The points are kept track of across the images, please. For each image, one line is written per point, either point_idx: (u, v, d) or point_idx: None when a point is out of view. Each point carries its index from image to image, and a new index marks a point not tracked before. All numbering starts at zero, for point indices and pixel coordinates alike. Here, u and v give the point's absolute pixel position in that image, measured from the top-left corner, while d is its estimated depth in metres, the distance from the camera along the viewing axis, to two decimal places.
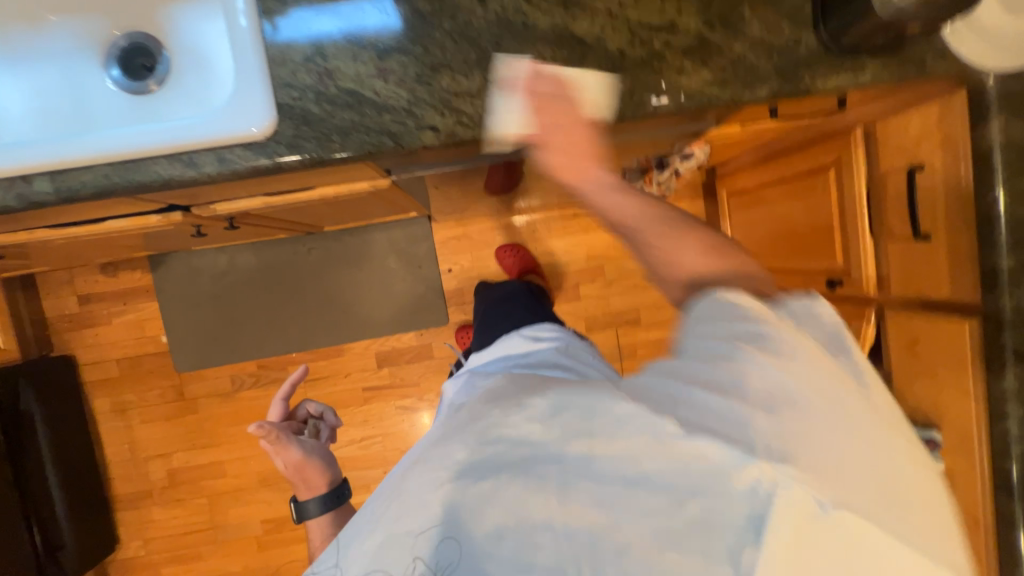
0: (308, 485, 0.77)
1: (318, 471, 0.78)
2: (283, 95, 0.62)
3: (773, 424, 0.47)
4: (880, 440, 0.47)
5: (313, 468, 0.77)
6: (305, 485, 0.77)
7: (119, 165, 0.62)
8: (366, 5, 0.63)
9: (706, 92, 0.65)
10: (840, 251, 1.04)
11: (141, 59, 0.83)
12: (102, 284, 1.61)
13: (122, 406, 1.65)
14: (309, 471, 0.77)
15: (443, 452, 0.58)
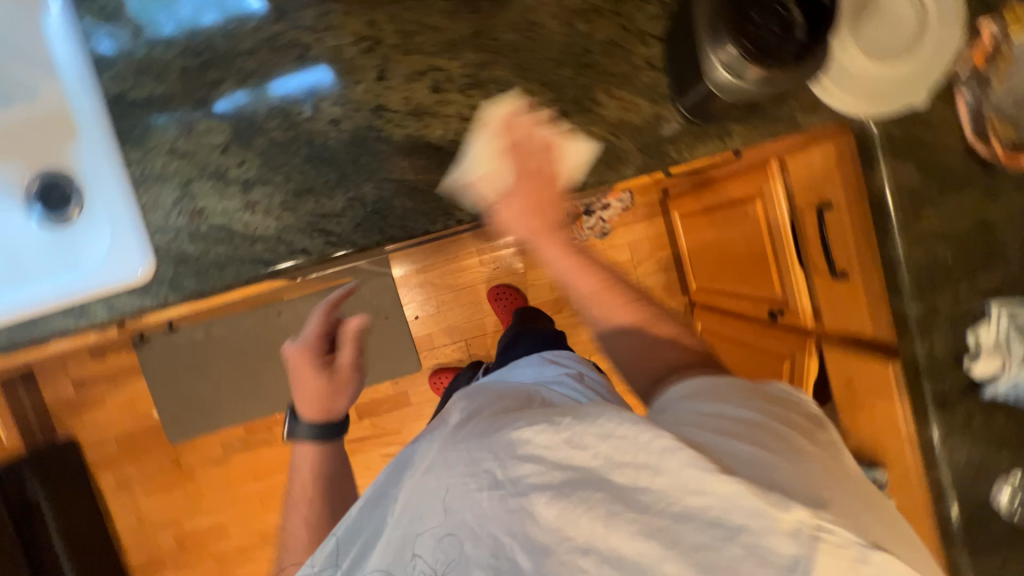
0: (313, 410, 0.73)
1: (329, 398, 0.74)
2: (159, 238, 0.65)
3: (787, 472, 0.46)
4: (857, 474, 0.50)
5: (327, 395, 0.74)
6: (310, 407, 0.73)
7: (20, 323, 0.66)
8: (284, 80, 0.64)
9: (570, 180, 0.65)
10: (777, 281, 1.01)
11: (57, 192, 0.87)
12: (93, 368, 1.69)
13: (126, 480, 1.74)
14: (321, 396, 0.74)
15: (473, 462, 0.48)
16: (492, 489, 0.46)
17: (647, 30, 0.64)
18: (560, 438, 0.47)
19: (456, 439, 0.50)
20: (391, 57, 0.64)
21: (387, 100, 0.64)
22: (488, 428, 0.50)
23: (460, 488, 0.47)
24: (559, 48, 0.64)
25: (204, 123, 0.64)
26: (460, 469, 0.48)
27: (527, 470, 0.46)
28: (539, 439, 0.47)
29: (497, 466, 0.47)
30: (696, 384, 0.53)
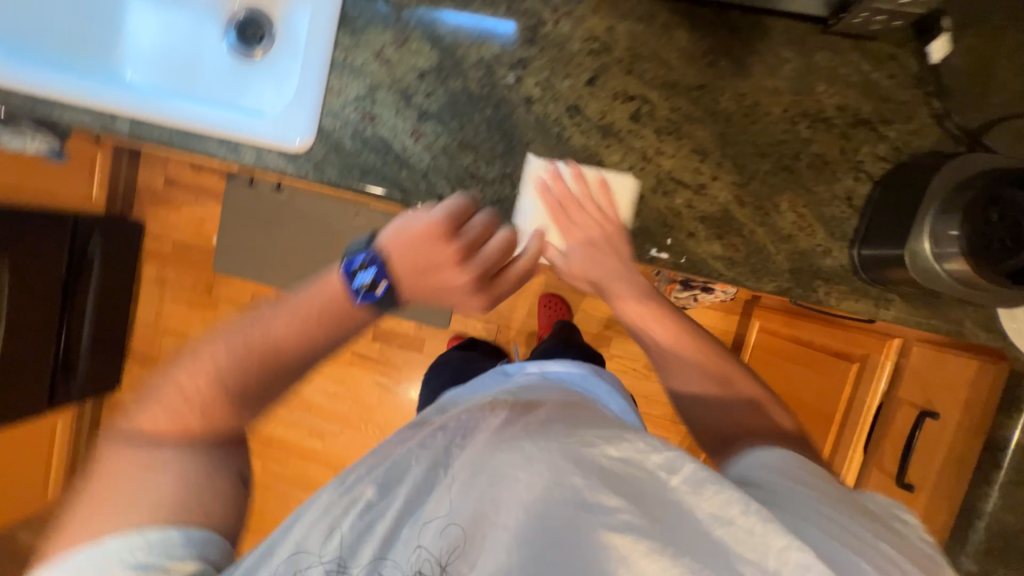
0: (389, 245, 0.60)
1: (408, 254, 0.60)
2: (327, 121, 0.68)
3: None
4: None
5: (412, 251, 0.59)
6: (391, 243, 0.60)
7: (182, 130, 0.72)
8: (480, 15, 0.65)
9: (709, 264, 0.63)
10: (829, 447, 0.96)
11: (254, 28, 0.92)
12: (187, 175, 1.82)
13: (162, 280, 1.88)
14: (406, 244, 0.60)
15: (551, 461, 0.47)
16: (574, 505, 0.44)
17: (867, 166, 0.60)
18: (658, 484, 0.46)
19: (542, 429, 0.50)
20: (611, 69, 0.63)
21: (586, 105, 0.63)
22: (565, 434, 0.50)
23: (547, 492, 0.45)
24: (771, 140, 0.61)
25: (416, 43, 0.66)
26: (553, 468, 0.46)
27: (617, 501, 0.44)
28: (636, 476, 0.47)
29: (587, 486, 0.45)
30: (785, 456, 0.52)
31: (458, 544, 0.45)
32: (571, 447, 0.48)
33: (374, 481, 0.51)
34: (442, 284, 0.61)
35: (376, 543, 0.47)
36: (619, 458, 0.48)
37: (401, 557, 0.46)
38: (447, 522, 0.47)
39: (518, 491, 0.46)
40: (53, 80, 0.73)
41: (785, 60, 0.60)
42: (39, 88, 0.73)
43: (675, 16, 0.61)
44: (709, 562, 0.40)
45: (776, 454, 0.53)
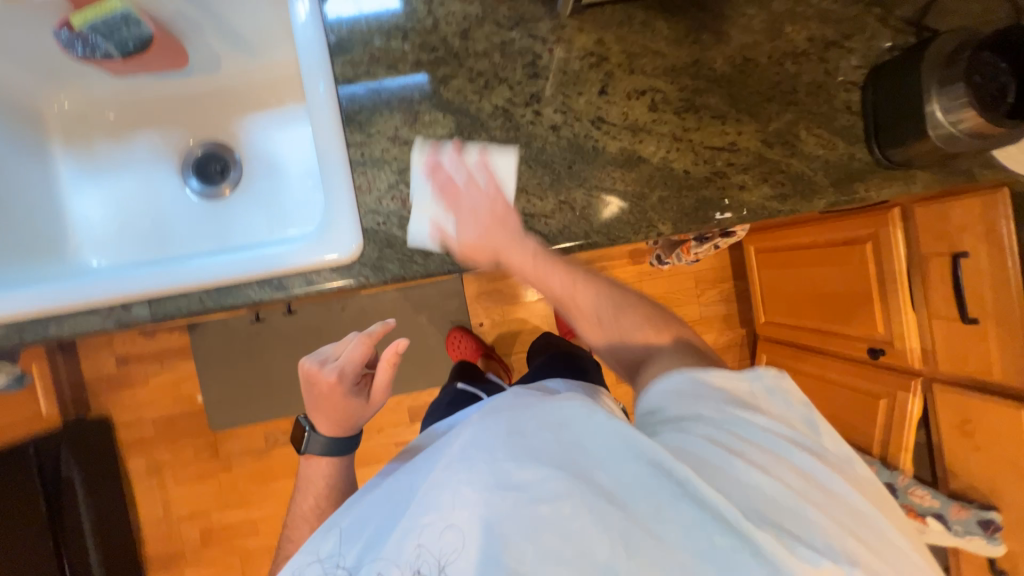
0: (325, 425, 0.76)
1: (330, 412, 0.75)
2: (369, 221, 0.66)
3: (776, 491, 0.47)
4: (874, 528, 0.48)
5: (330, 403, 0.75)
6: (322, 423, 0.76)
7: (213, 289, 0.65)
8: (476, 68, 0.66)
9: (767, 207, 0.69)
10: (882, 321, 1.06)
11: (214, 163, 0.87)
12: (141, 345, 1.63)
13: (157, 466, 1.65)
14: (325, 406, 0.75)
15: (495, 463, 0.48)
16: (506, 491, 0.47)
17: (850, 77, 0.69)
18: (569, 440, 0.50)
19: (478, 432, 0.52)
20: (615, 74, 0.67)
21: (607, 114, 0.67)
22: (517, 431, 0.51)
23: (489, 485, 0.48)
24: (770, 84, 0.68)
25: (429, 115, 0.66)
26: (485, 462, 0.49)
27: (535, 471, 0.48)
28: (559, 436, 0.50)
29: (517, 468, 0.48)
30: (692, 376, 0.55)
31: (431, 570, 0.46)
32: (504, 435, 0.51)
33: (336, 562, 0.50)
34: (348, 406, 0.75)
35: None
36: (545, 427, 0.51)
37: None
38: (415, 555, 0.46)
39: (468, 499, 0.47)
40: (40, 297, 0.63)
41: (751, 16, 0.68)
42: (27, 311, 0.63)
43: (650, 11, 0.67)
44: (641, 493, 0.46)
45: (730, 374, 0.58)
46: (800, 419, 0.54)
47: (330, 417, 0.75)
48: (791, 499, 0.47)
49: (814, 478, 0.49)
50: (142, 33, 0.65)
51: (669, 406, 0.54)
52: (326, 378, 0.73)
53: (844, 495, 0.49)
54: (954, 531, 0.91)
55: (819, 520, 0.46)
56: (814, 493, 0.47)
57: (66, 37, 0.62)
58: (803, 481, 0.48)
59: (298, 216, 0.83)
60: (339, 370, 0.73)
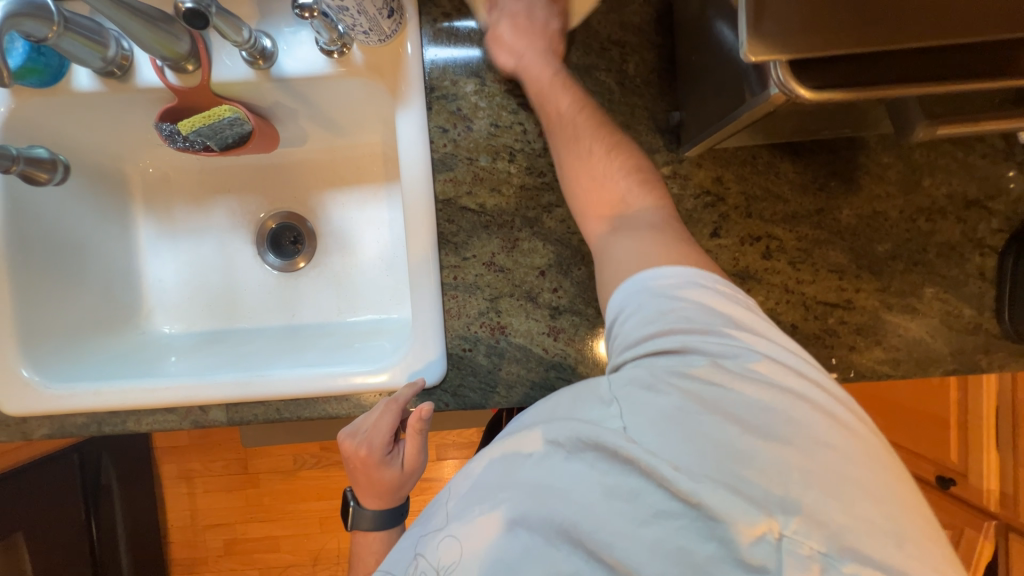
0: (373, 499, 0.66)
1: (372, 489, 0.64)
2: (455, 345, 0.63)
3: (723, 439, 0.41)
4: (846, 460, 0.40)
5: (372, 479, 0.63)
6: (367, 499, 0.65)
7: (291, 400, 0.64)
8: None
9: (877, 371, 0.64)
10: (958, 451, 1.00)
11: (287, 234, 0.84)
12: None
13: (188, 474, 1.69)
14: (366, 483, 0.64)
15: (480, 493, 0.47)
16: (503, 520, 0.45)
17: (989, 241, 0.63)
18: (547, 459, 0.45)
19: (473, 469, 0.49)
20: (730, 216, 0.62)
21: (717, 258, 0.63)
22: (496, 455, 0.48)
23: (479, 521, 0.45)
24: (898, 241, 0.63)
25: (528, 243, 0.62)
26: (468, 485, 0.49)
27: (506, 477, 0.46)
28: (516, 447, 0.47)
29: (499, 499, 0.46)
30: (662, 293, 0.47)
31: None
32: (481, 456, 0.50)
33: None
34: (387, 480, 0.63)
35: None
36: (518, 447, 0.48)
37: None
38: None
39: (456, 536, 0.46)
40: (121, 393, 0.63)
41: (888, 166, 0.62)
42: (107, 406, 0.62)
43: (777, 153, 0.61)
44: (593, 484, 0.43)
45: (689, 283, 0.47)
46: (766, 340, 0.45)
47: (374, 492, 0.65)
48: (751, 448, 0.40)
49: (755, 410, 0.42)
50: (243, 131, 0.63)
51: (633, 341, 0.46)
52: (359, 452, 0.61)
53: (805, 424, 0.41)
54: None
55: (759, 461, 0.40)
56: (750, 423, 0.41)
57: (168, 130, 0.61)
58: (758, 423, 0.41)
59: (369, 301, 0.81)
60: (368, 444, 0.61)
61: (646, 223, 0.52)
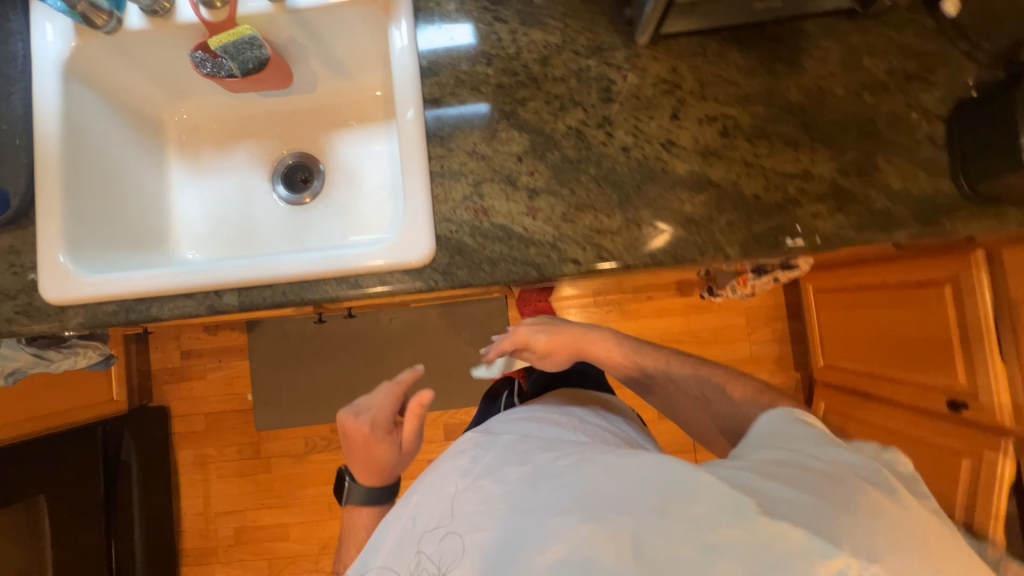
0: (366, 478, 0.77)
1: (366, 466, 0.76)
2: (442, 228, 0.69)
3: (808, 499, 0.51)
4: (928, 543, 0.48)
5: (367, 455, 0.74)
6: (361, 477, 0.77)
7: (296, 283, 0.70)
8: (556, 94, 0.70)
9: (842, 236, 0.67)
10: (963, 371, 0.98)
11: (299, 172, 0.94)
12: (203, 341, 1.74)
13: (203, 460, 1.73)
14: (361, 459, 0.75)
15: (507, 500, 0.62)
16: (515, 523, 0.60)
17: (934, 111, 0.68)
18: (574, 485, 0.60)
19: (500, 480, 0.65)
20: (687, 101, 0.69)
21: (677, 138, 0.69)
22: (532, 476, 0.64)
23: (519, 526, 0.59)
24: (846, 114, 0.68)
25: (506, 133, 0.70)
26: (507, 491, 0.64)
27: (551, 494, 0.60)
28: (566, 472, 0.62)
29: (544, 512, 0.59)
30: (790, 415, 0.62)
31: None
32: (526, 470, 0.65)
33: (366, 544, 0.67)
34: (379, 456, 0.74)
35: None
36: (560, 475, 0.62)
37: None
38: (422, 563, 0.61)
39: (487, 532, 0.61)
40: (145, 281, 0.70)
41: (827, 49, 0.69)
42: (135, 291, 0.70)
43: (724, 42, 0.69)
44: (646, 505, 0.55)
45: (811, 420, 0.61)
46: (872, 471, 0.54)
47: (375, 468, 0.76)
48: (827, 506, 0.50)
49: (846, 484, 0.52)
50: (262, 55, 0.74)
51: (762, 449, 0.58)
52: (363, 429, 0.73)
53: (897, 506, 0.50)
54: None
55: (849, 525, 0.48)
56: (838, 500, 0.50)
57: (199, 57, 0.73)
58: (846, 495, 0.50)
59: (371, 223, 0.89)
60: (373, 421, 0.73)
61: None
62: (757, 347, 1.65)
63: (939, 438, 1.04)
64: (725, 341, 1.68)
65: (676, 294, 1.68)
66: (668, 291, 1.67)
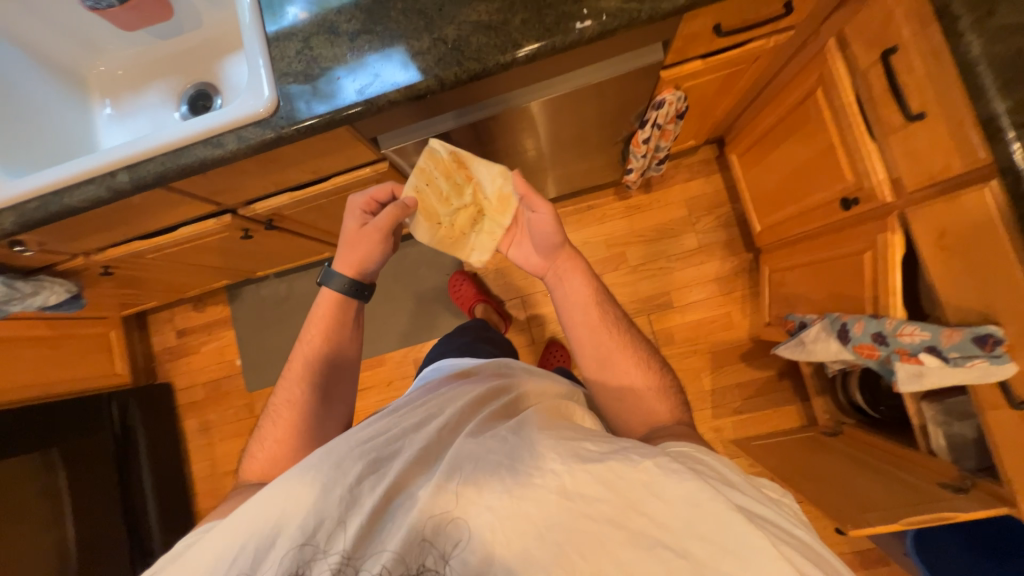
0: (350, 264, 0.90)
1: (353, 250, 0.90)
2: (282, 81, 0.80)
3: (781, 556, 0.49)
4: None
5: (357, 242, 0.90)
6: (345, 264, 0.90)
7: (172, 153, 0.82)
8: None
9: (626, 9, 0.72)
10: (848, 168, 0.98)
11: (200, 99, 1.07)
12: (193, 318, 1.92)
13: (206, 425, 1.89)
14: (354, 244, 0.90)
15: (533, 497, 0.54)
16: (541, 524, 0.52)
17: None
18: (623, 495, 0.53)
19: (520, 477, 0.55)
20: None
21: None
22: (566, 473, 0.55)
23: (538, 528, 0.52)
24: None
25: None
26: (541, 466, 0.56)
27: (593, 489, 0.54)
28: (613, 474, 0.55)
29: (579, 515, 0.52)
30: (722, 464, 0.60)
31: (454, 535, 0.53)
32: (561, 448, 0.58)
33: (364, 457, 0.58)
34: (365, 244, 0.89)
35: (365, 514, 0.54)
36: (603, 481, 0.54)
37: (389, 554, 0.52)
38: (428, 519, 0.53)
39: (501, 530, 0.52)
40: (56, 174, 0.84)
41: None
42: (48, 184, 0.84)
43: None
44: (699, 529, 0.51)
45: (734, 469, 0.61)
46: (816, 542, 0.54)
47: (344, 257, 0.90)
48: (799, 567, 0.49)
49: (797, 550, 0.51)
50: None
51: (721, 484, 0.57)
52: (351, 222, 0.90)
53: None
54: (952, 362, 0.76)
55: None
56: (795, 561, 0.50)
57: None
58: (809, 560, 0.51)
59: None
60: (355, 213, 0.89)
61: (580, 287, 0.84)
62: (701, 234, 1.66)
63: (847, 247, 1.03)
64: (670, 235, 1.69)
65: (613, 198, 1.72)
66: (605, 196, 1.71)
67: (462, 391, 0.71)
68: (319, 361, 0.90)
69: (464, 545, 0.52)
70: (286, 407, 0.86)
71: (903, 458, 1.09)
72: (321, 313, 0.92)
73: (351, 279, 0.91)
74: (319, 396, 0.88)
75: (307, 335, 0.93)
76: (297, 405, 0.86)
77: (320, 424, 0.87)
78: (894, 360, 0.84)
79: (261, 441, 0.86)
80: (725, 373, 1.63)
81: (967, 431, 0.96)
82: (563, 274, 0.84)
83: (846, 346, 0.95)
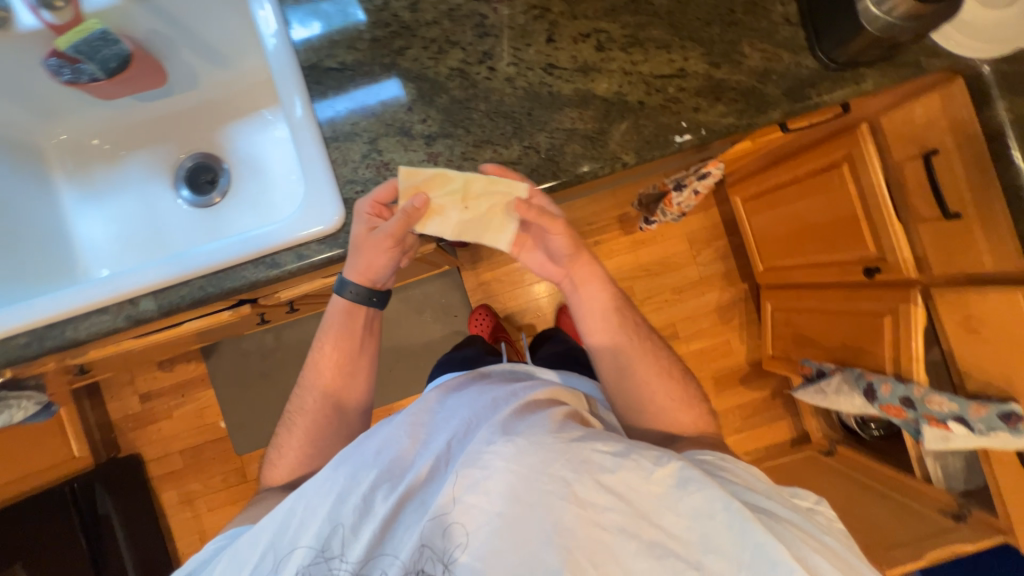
0: (361, 276, 0.74)
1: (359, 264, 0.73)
2: (347, 190, 0.70)
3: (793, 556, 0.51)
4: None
5: (362, 258, 0.71)
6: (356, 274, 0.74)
7: (212, 275, 0.69)
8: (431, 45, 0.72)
9: (723, 122, 0.71)
10: (872, 239, 1.06)
11: (203, 174, 0.91)
12: (159, 379, 1.68)
13: (188, 496, 1.69)
14: (358, 259, 0.72)
15: (540, 508, 0.53)
16: (543, 531, 0.52)
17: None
18: (629, 502, 0.54)
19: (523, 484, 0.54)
20: (559, 22, 0.73)
21: (556, 60, 0.72)
22: (574, 480, 0.54)
23: (545, 536, 0.52)
24: (706, 10, 0.73)
25: (390, 83, 0.71)
26: (551, 473, 0.54)
27: (602, 496, 0.54)
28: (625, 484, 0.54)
29: (583, 516, 0.53)
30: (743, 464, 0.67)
31: (459, 541, 0.53)
32: (568, 455, 0.55)
33: (380, 468, 0.62)
34: (371, 259, 0.71)
35: (378, 522, 0.58)
36: (610, 490, 0.54)
37: (402, 558, 0.55)
38: (437, 527, 0.54)
39: (506, 535, 0.52)
40: (54, 303, 0.68)
41: None
42: (45, 316, 0.67)
43: None
44: (704, 535, 0.53)
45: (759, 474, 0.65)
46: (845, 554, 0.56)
47: (352, 263, 0.73)
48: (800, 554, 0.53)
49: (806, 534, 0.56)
50: (121, 51, 0.73)
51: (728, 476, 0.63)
52: (358, 230, 0.68)
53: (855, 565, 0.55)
54: (977, 431, 0.88)
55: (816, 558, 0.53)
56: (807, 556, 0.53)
57: (54, 64, 0.70)
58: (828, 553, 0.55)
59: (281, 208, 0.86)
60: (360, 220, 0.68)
61: (598, 290, 0.80)
62: (703, 267, 1.73)
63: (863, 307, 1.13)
64: (674, 268, 1.75)
65: (620, 233, 1.73)
66: (612, 231, 1.72)
67: (473, 398, 0.68)
68: (335, 370, 0.82)
69: (472, 551, 0.52)
70: (301, 416, 0.82)
71: (898, 481, 1.26)
72: (335, 323, 0.81)
73: (360, 286, 0.76)
74: (333, 406, 0.82)
75: (319, 343, 0.82)
76: (311, 415, 0.82)
77: (336, 434, 0.83)
78: (923, 424, 0.96)
79: (279, 448, 0.83)
80: (726, 396, 1.75)
81: (957, 461, 1.13)
82: (581, 279, 0.79)
83: (872, 403, 1.06)
